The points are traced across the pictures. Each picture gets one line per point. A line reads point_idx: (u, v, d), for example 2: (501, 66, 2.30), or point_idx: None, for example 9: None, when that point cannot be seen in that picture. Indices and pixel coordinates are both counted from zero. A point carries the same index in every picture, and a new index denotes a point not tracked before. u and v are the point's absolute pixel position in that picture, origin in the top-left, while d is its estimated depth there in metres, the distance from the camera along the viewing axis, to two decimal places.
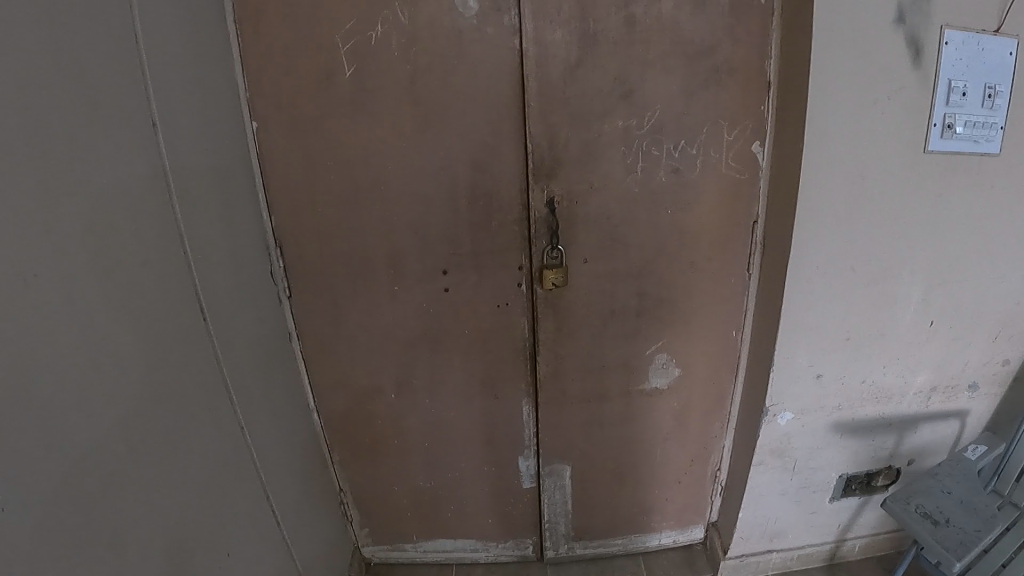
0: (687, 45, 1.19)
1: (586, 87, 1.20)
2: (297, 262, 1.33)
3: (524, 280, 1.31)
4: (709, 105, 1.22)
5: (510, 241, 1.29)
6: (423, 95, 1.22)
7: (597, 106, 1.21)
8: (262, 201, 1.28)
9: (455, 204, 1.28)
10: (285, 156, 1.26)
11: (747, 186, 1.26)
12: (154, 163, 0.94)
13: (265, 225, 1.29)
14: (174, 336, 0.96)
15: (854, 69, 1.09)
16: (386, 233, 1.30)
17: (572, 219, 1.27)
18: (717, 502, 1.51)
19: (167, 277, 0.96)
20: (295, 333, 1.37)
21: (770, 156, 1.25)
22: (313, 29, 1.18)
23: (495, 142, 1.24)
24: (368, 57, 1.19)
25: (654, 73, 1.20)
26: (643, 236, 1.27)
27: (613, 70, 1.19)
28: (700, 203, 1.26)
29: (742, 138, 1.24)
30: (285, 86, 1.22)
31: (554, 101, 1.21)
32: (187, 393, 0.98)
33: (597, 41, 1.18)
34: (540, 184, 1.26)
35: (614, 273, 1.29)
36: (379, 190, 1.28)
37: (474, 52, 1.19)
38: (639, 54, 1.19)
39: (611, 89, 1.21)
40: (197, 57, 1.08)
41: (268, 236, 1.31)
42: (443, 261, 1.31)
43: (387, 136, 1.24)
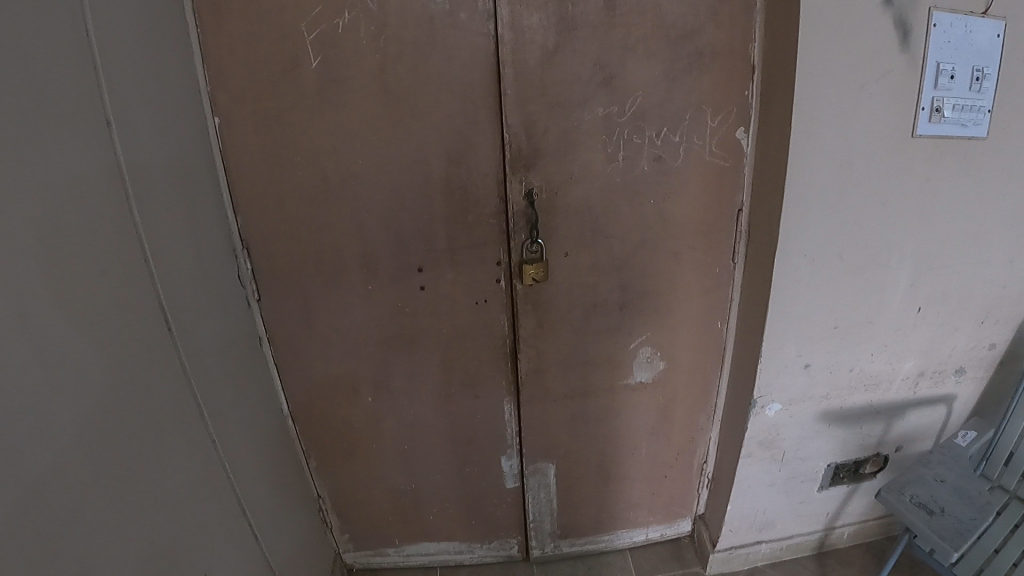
0: (668, 28, 1.14)
1: (565, 74, 1.16)
2: (264, 263, 1.26)
3: (502, 276, 1.25)
4: (691, 91, 1.18)
5: (487, 235, 1.24)
6: (395, 84, 1.16)
7: (577, 93, 1.17)
8: (227, 201, 1.22)
9: (429, 199, 1.22)
10: (250, 152, 1.20)
11: (731, 174, 1.22)
12: (110, 164, 0.87)
13: (231, 226, 1.23)
14: (138, 352, 0.90)
15: (842, 52, 1.06)
16: (358, 231, 1.24)
17: (553, 211, 1.22)
18: (703, 495, 1.48)
19: (127, 286, 0.89)
20: (266, 338, 1.31)
21: (755, 143, 1.21)
22: (276, 16, 1.11)
23: (471, 133, 1.19)
24: (336, 45, 1.13)
25: (635, 58, 1.15)
26: (627, 227, 1.22)
27: (593, 56, 1.15)
28: (685, 192, 1.22)
29: (725, 124, 1.20)
30: (249, 78, 1.15)
31: (532, 89, 1.16)
32: (155, 412, 0.92)
33: (576, 25, 1.13)
34: (517, 175, 1.20)
35: (597, 266, 1.24)
36: (350, 185, 1.22)
37: (447, 38, 1.13)
38: (619, 38, 1.14)
39: (591, 75, 1.16)
40: (151, 47, 1.00)
41: (235, 238, 1.24)
42: (417, 258, 1.25)
43: (358, 129, 1.19)
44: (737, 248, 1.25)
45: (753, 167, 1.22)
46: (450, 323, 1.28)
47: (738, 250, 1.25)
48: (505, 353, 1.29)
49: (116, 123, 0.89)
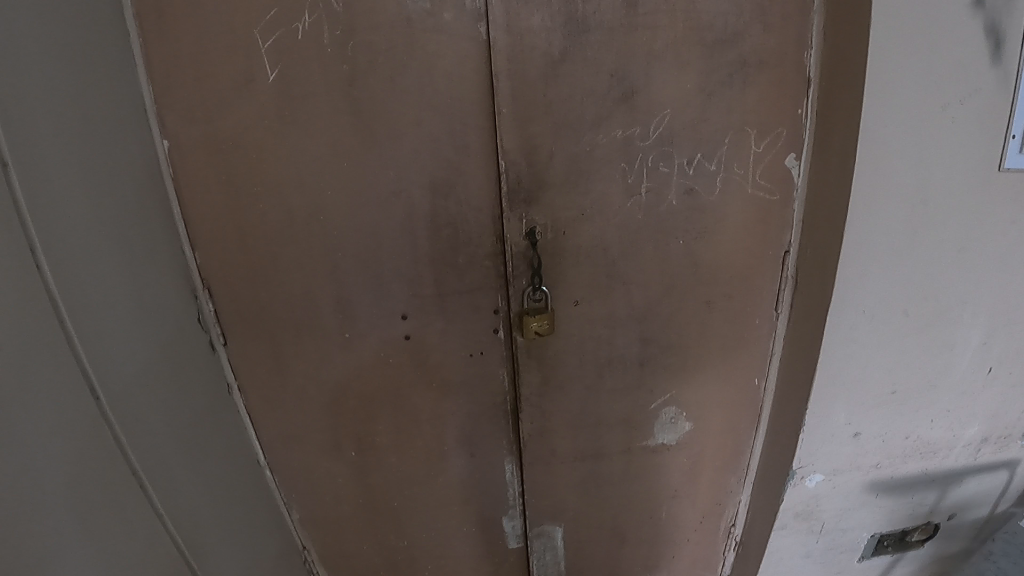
0: (704, 30, 0.92)
1: (575, 87, 0.93)
2: (230, 308, 1.04)
3: (501, 326, 1.05)
4: (731, 108, 0.96)
5: (482, 279, 1.02)
6: (370, 100, 0.95)
7: (590, 111, 0.95)
8: (180, 232, 1.00)
9: (413, 237, 1.01)
10: (205, 179, 0.99)
11: (777, 211, 1.01)
12: (19, 241, 0.67)
13: (189, 263, 1.02)
14: (46, 447, 0.68)
15: (921, 67, 0.85)
16: (330, 273, 1.02)
17: (561, 253, 0.99)
18: (731, 559, 1.29)
19: (34, 361, 0.68)
20: (236, 385, 1.09)
21: (807, 173, 1.00)
22: (224, 17, 0.90)
23: (459, 159, 0.98)
24: (298, 53, 0.92)
25: (663, 67, 0.93)
26: (650, 272, 1.01)
27: (609, 65, 0.93)
28: (722, 230, 1.01)
29: (773, 149, 0.99)
30: (198, 90, 0.94)
31: (535, 106, 0.94)
32: (64, 524, 0.69)
33: (589, 27, 0.91)
34: (517, 210, 0.98)
35: (612, 317, 1.03)
36: (319, 219, 1.00)
37: (430, 44, 0.92)
38: (643, 42, 0.92)
39: (607, 88, 0.94)
40: (56, 30, 0.78)
41: (192, 274, 1.02)
42: (400, 304, 1.04)
43: (327, 154, 0.98)
44: (779, 294, 1.06)
45: (807, 202, 1.00)
46: (440, 377, 1.08)
47: (780, 294, 1.06)
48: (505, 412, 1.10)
49: (26, 179, 0.69)
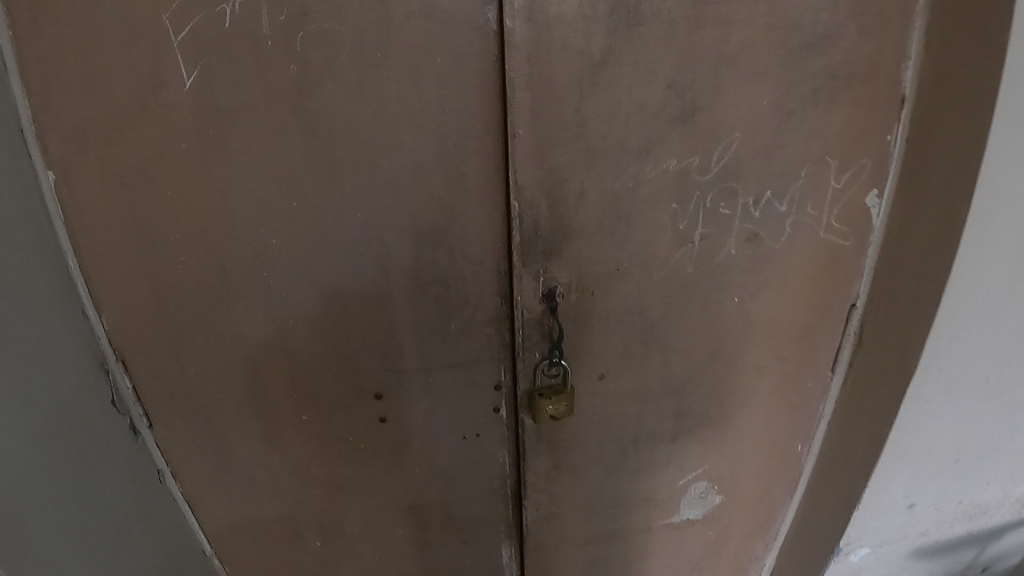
0: (791, 31, 0.69)
1: (619, 102, 0.70)
2: (151, 383, 0.86)
3: (503, 406, 0.85)
4: (810, 136, 0.75)
5: (480, 352, 0.82)
6: (324, 115, 0.73)
7: (633, 136, 0.72)
8: (82, 292, 0.82)
9: (389, 301, 0.79)
10: (107, 225, 0.79)
11: (849, 261, 0.82)
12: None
13: (95, 327, 0.83)
14: None
15: None
16: (278, 343, 0.83)
17: (586, 318, 0.79)
18: None
19: None
20: (168, 471, 0.91)
21: (887, 217, 0.79)
22: (122, 10, 0.69)
23: (454, 200, 0.74)
24: (222, 47, 0.71)
25: (733, 76, 0.70)
26: (692, 337, 0.83)
27: (665, 72, 0.69)
28: (782, 288, 0.82)
29: (854, 185, 0.78)
30: (94, 113, 0.74)
31: (563, 126, 0.71)
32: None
33: (644, 18, 0.67)
34: (533, 266, 0.76)
35: (646, 389, 0.86)
36: (260, 277, 0.80)
37: (419, 26, 0.69)
38: (710, 42, 0.69)
39: (661, 105, 0.71)
40: None
41: (101, 345, 0.84)
42: (374, 381, 0.83)
43: (265, 187, 0.76)
44: (837, 354, 0.88)
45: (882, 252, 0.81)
46: (421, 467, 0.89)
47: (840, 356, 0.88)
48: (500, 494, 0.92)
49: None
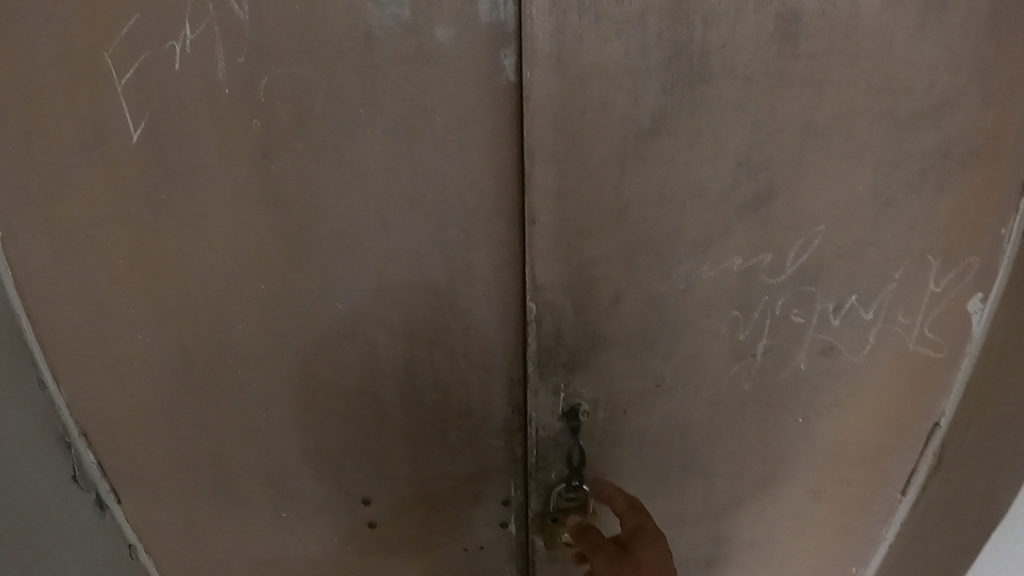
0: (896, 92, 0.59)
1: (676, 178, 0.61)
2: (117, 462, 0.76)
3: (511, 520, 0.77)
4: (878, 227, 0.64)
5: (492, 458, 0.73)
6: (294, 180, 0.61)
7: (691, 226, 0.63)
8: (37, 357, 0.71)
9: (380, 402, 0.71)
10: (58, 286, 0.67)
11: (937, 372, 0.69)
12: None
13: (52, 396, 0.72)
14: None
15: None
16: (251, 434, 0.74)
17: (614, 442, 0.72)
18: None
19: None
20: (140, 545, 0.81)
21: (992, 324, 0.66)
22: (65, 43, 0.58)
23: (455, 292, 0.65)
24: (172, 94, 0.59)
25: (819, 145, 0.61)
26: (743, 461, 0.74)
27: (735, 146, 0.60)
28: (853, 406, 0.71)
29: (956, 288, 0.66)
30: (41, 161, 0.62)
31: (605, 211, 0.62)
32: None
33: (711, 73, 0.58)
34: (552, 379, 0.68)
35: (679, 517, 0.77)
36: (228, 361, 0.70)
37: (411, 76, 0.57)
38: (793, 107, 0.59)
39: (729, 187, 0.62)
40: None
41: (61, 416, 0.73)
42: (361, 486, 0.76)
43: (228, 264, 0.65)
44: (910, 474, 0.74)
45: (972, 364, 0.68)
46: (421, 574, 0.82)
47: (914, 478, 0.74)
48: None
49: None
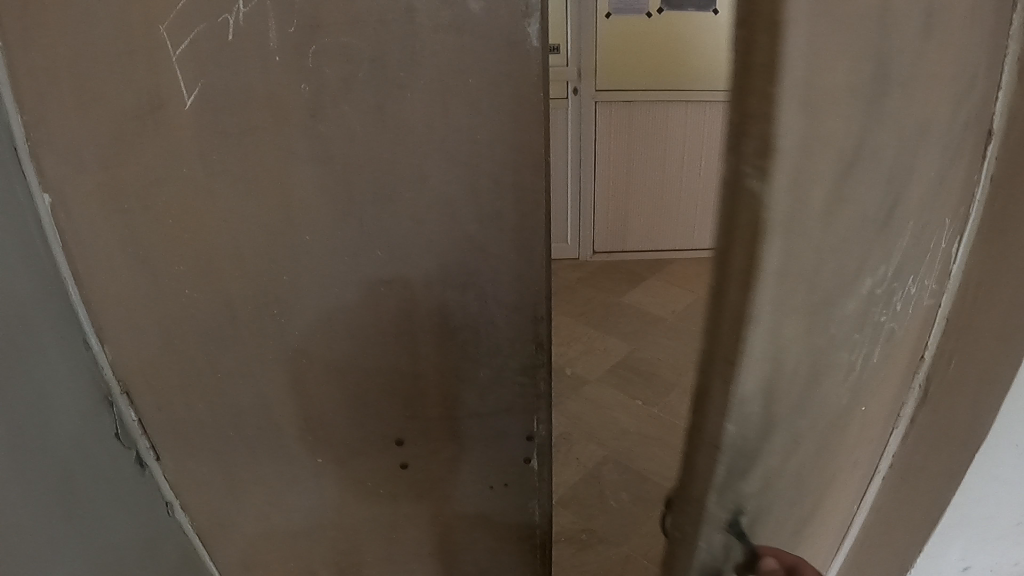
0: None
1: (845, 218, 0.43)
2: (159, 417, 0.83)
3: (534, 454, 0.89)
4: None
5: (518, 396, 0.84)
6: (337, 140, 0.68)
7: (852, 260, 0.45)
8: (85, 325, 0.77)
9: (414, 342, 0.80)
10: (111, 252, 0.73)
11: None
12: None
13: (99, 361, 0.79)
14: None
15: None
16: (291, 383, 0.82)
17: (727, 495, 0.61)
18: None
19: None
20: (176, 503, 0.88)
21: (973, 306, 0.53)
22: (119, 21, 0.62)
23: (484, 239, 0.75)
24: (226, 64, 0.65)
25: None
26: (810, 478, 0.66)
27: (901, 166, 0.44)
28: None
29: None
30: (95, 135, 0.68)
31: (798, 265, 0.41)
32: None
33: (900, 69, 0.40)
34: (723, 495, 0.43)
35: None
36: (272, 314, 0.77)
37: (445, 43, 0.65)
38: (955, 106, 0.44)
39: (871, 215, 0.45)
40: None
41: (105, 375, 0.80)
42: (393, 429, 0.86)
43: (274, 223, 0.72)
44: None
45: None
46: (447, 511, 0.93)
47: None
48: (527, 540, 0.96)
49: None
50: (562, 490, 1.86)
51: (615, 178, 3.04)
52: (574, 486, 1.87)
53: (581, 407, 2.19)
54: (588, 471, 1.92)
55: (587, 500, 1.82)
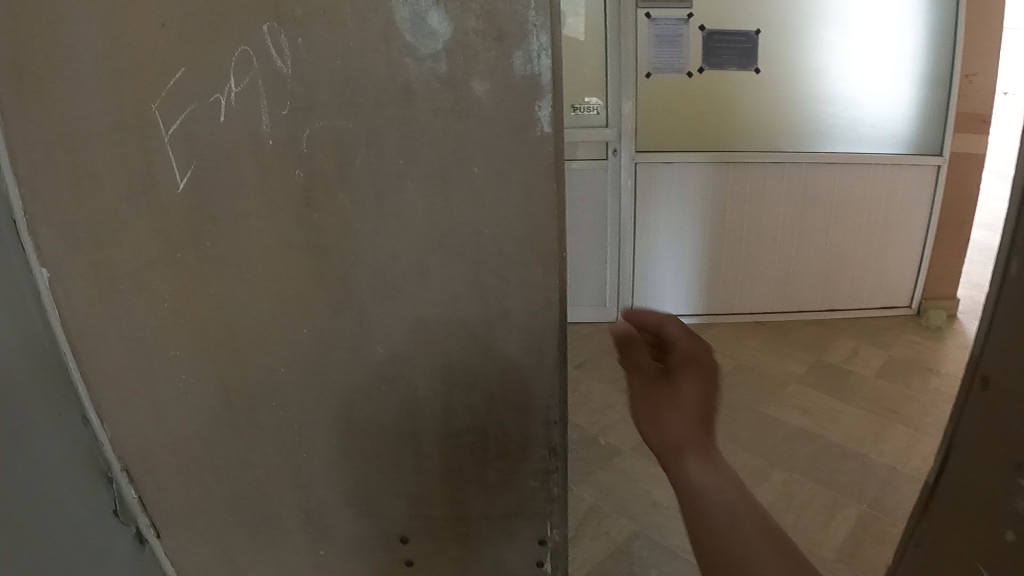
0: None
1: None
2: (159, 501, 0.76)
3: (547, 560, 0.84)
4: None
5: (524, 497, 0.80)
6: (337, 228, 0.65)
7: None
8: (84, 403, 0.67)
9: (420, 439, 0.76)
10: (106, 338, 0.67)
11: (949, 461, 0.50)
12: None
13: (100, 439, 0.69)
14: None
15: None
16: (288, 477, 0.76)
17: None
18: None
19: None
20: None
21: None
22: (109, 102, 0.59)
23: (492, 335, 0.71)
24: (218, 146, 0.61)
25: None
26: None
27: None
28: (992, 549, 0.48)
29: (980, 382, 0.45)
30: (88, 215, 0.62)
31: None
32: None
33: None
34: None
35: None
36: (267, 406, 0.73)
37: (450, 129, 0.63)
38: None
39: None
40: None
41: (105, 453, 0.70)
42: (397, 526, 0.80)
43: (271, 310, 0.68)
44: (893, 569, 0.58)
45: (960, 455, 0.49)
46: None
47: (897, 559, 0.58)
48: None
49: None
50: (589, 566, 1.75)
51: (652, 240, 2.98)
52: (602, 563, 1.77)
53: (611, 478, 2.10)
54: (617, 547, 1.82)
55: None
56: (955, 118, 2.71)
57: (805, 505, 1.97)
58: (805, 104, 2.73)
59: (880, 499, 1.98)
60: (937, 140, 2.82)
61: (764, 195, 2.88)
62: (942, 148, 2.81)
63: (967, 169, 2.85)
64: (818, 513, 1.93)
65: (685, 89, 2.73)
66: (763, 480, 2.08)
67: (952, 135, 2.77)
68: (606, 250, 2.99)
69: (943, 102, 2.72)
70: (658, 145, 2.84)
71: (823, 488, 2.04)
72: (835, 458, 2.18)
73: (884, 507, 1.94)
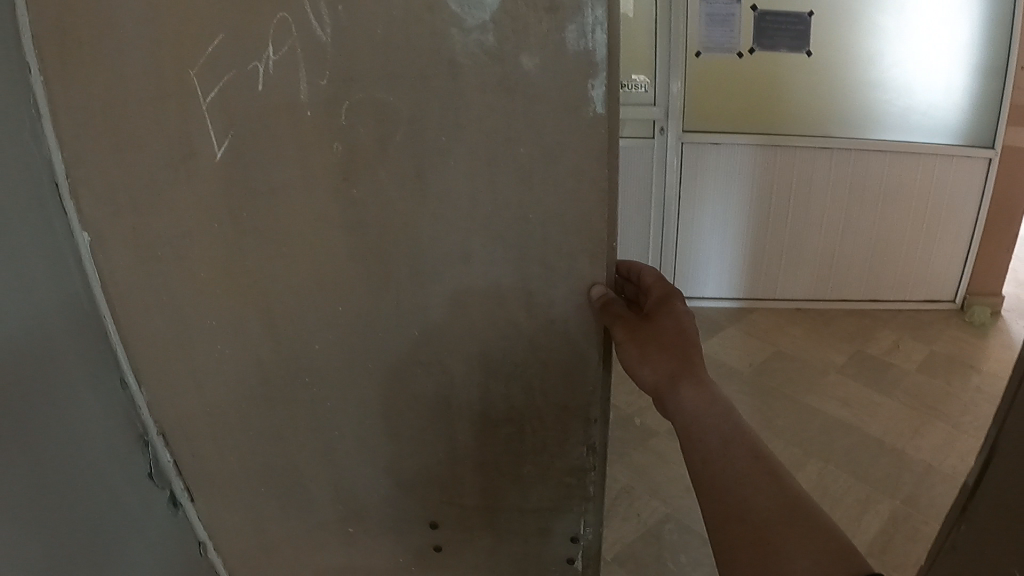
0: None
1: None
2: (193, 463, 0.76)
3: (578, 556, 0.81)
4: None
5: (558, 490, 0.77)
6: (375, 207, 0.62)
7: None
8: (122, 360, 0.70)
9: (452, 427, 0.73)
10: (144, 299, 0.67)
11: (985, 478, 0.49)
12: None
13: (134, 399, 0.72)
14: None
15: None
16: (322, 452, 0.75)
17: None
18: None
19: None
20: (209, 544, 0.81)
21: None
22: (149, 66, 0.57)
23: (535, 329, 0.68)
24: (258, 117, 0.59)
25: None
26: None
27: None
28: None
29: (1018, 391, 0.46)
30: (128, 180, 0.62)
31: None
32: None
33: None
34: None
35: None
36: (302, 381, 0.71)
37: (497, 106, 0.59)
38: None
39: None
40: None
41: (142, 415, 0.73)
42: (429, 510, 0.79)
43: (307, 286, 0.66)
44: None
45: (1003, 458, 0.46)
46: None
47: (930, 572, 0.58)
48: None
49: None
50: (618, 546, 1.74)
51: (697, 223, 2.93)
52: (631, 543, 1.75)
53: (644, 459, 2.08)
54: (647, 529, 1.80)
55: (643, 559, 1.70)
56: (1006, 109, 2.63)
57: (840, 497, 1.92)
58: (856, 90, 2.64)
59: (914, 495, 1.93)
60: (989, 132, 2.71)
61: (814, 181, 2.80)
62: (995, 141, 2.71)
63: (1016, 164, 2.75)
64: (851, 507, 1.89)
65: (736, 69, 2.64)
66: (798, 470, 2.03)
67: (1004, 128, 2.67)
68: (650, 231, 2.95)
69: (997, 93, 2.62)
70: (706, 125, 2.76)
71: (859, 482, 1.99)
72: (873, 450, 2.13)
73: (919, 504, 1.88)
